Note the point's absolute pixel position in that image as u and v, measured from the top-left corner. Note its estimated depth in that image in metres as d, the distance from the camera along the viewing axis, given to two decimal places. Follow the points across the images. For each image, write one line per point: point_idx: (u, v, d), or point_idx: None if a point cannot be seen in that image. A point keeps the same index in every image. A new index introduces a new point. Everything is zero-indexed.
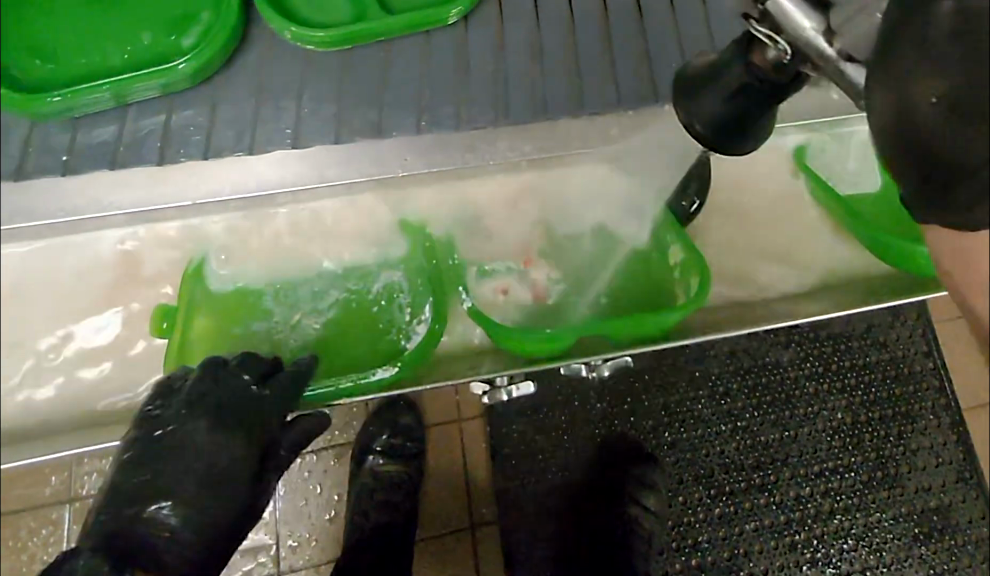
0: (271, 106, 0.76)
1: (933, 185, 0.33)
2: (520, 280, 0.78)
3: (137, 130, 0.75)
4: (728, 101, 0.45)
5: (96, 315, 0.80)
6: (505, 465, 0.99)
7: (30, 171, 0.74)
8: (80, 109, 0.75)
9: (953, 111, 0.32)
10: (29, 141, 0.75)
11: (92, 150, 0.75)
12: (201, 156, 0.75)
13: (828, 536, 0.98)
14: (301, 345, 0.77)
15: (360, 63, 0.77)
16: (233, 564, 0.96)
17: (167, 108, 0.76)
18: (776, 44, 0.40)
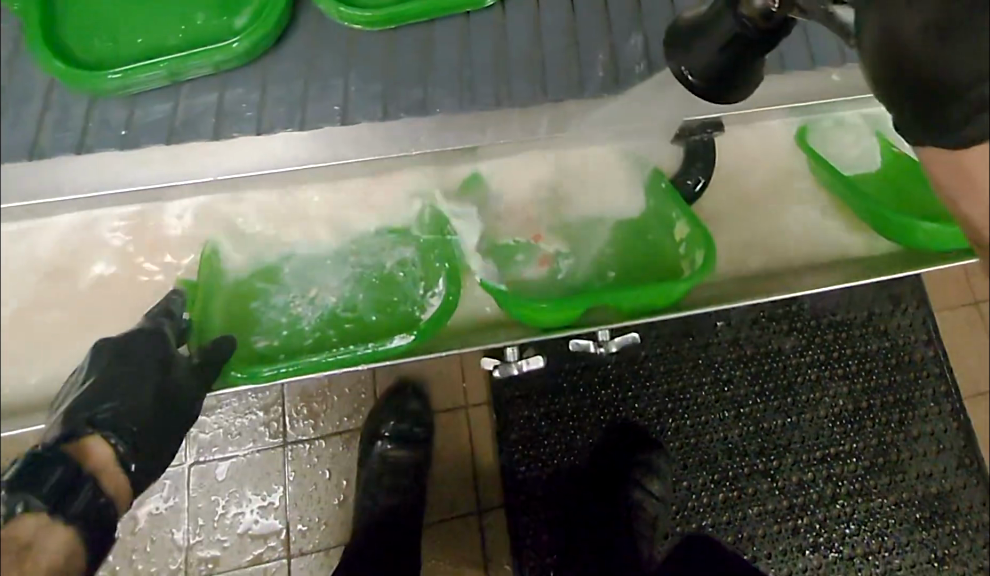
0: (319, 83, 0.73)
1: (923, 110, 0.30)
2: (530, 254, 0.81)
3: (194, 107, 0.72)
4: (722, 50, 0.46)
5: (109, 295, 0.80)
6: (510, 451, 1.00)
7: (90, 146, 0.71)
8: (135, 87, 0.71)
9: (940, 31, 0.29)
10: (89, 117, 0.71)
11: (149, 126, 0.72)
12: (254, 131, 0.72)
13: (831, 521, 0.99)
14: (318, 321, 0.79)
15: (402, 40, 0.74)
16: (244, 548, 0.97)
17: (221, 87, 0.73)
18: None
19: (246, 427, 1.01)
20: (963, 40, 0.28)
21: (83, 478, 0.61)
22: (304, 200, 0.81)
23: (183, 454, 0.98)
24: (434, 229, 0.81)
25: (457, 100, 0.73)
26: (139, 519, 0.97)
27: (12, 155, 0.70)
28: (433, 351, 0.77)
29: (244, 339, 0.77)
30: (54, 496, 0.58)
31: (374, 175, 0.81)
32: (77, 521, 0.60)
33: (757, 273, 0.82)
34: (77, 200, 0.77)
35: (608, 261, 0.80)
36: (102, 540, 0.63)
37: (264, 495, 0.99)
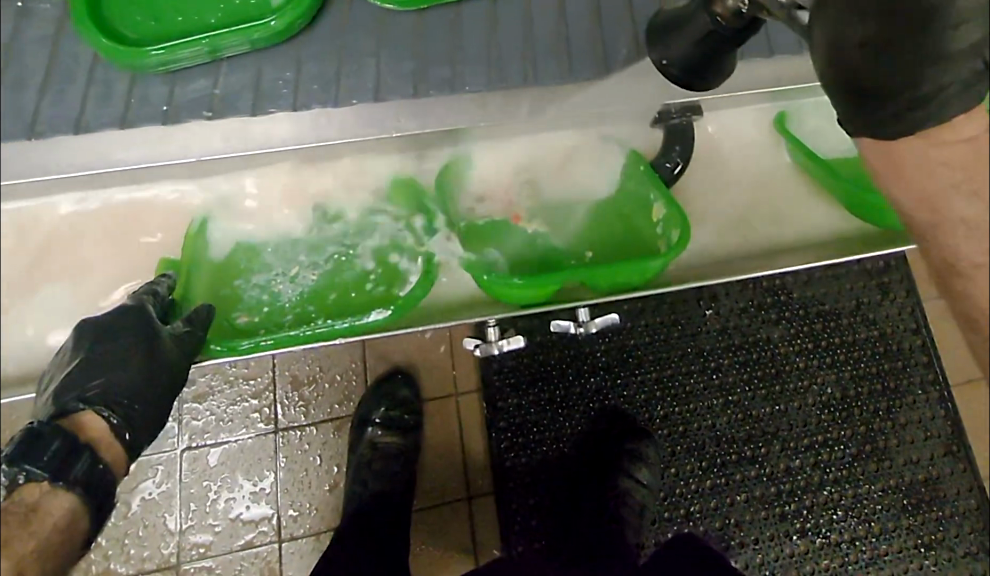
0: (352, 63, 0.71)
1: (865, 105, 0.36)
2: (509, 235, 0.82)
3: (233, 84, 0.70)
4: (696, 48, 0.55)
5: (101, 278, 0.81)
6: (499, 439, 1.00)
7: (133, 120, 0.69)
8: (176, 63, 0.69)
9: (878, 47, 0.36)
10: (131, 93, 0.69)
11: (190, 104, 0.70)
12: (290, 108, 0.70)
13: (818, 508, 1.00)
14: (297, 298, 0.81)
15: (434, 22, 0.72)
16: (235, 533, 0.98)
17: (259, 65, 0.71)
18: None
19: (238, 413, 1.02)
20: (893, 56, 0.36)
21: (80, 446, 0.58)
22: (292, 184, 0.83)
23: (176, 439, 1.00)
24: (415, 211, 0.83)
25: (488, 77, 0.70)
26: (134, 504, 0.98)
27: (57, 128, 0.68)
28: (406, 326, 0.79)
29: (224, 316, 0.79)
30: (53, 465, 0.55)
31: (360, 159, 0.82)
32: (79, 489, 0.57)
33: (724, 254, 0.87)
34: (65, 179, 0.78)
35: (584, 241, 0.83)
36: (102, 510, 0.59)
37: (255, 481, 1.00)
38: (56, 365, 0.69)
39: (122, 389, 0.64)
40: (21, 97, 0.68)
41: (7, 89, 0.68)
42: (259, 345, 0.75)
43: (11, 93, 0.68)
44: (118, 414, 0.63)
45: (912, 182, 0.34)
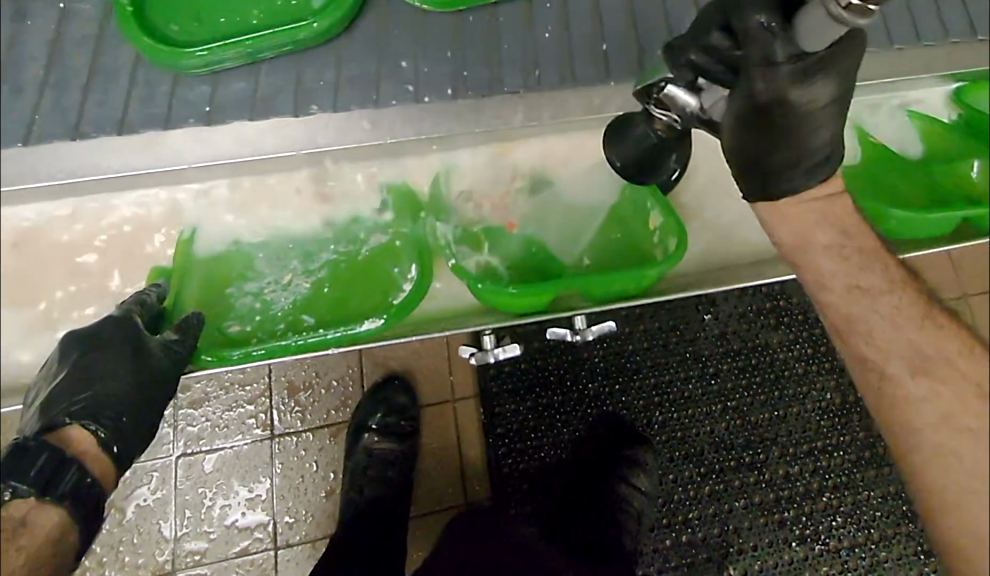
0: (393, 63, 0.75)
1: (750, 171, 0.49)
2: (503, 241, 0.82)
3: (274, 83, 0.74)
4: (646, 149, 0.64)
5: (92, 282, 0.81)
6: (497, 446, 0.99)
7: (178, 121, 0.72)
8: (218, 64, 0.73)
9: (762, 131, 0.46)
10: (173, 94, 0.73)
11: (234, 104, 0.73)
12: (330, 108, 0.74)
13: (817, 514, 0.99)
14: (291, 306, 0.80)
15: (471, 23, 0.76)
16: (230, 540, 0.97)
17: (299, 66, 0.74)
18: (667, 116, 0.57)
19: (234, 419, 1.01)
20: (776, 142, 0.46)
21: (67, 461, 0.57)
22: (288, 189, 0.82)
23: (172, 446, 0.99)
24: (411, 217, 0.82)
25: (526, 77, 0.75)
26: (128, 511, 0.97)
27: (102, 130, 0.71)
28: (398, 337, 0.78)
29: (214, 326, 0.79)
30: (40, 482, 0.55)
31: (356, 166, 0.82)
32: (68, 504, 0.57)
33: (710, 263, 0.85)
34: (60, 185, 0.77)
35: (582, 248, 0.82)
36: (91, 524, 0.60)
37: (251, 487, 0.99)
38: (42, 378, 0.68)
39: (108, 401, 0.64)
40: (64, 96, 0.72)
41: (52, 89, 0.72)
42: (249, 355, 0.74)
43: (56, 94, 0.72)
44: (107, 429, 0.62)
45: (787, 225, 0.55)
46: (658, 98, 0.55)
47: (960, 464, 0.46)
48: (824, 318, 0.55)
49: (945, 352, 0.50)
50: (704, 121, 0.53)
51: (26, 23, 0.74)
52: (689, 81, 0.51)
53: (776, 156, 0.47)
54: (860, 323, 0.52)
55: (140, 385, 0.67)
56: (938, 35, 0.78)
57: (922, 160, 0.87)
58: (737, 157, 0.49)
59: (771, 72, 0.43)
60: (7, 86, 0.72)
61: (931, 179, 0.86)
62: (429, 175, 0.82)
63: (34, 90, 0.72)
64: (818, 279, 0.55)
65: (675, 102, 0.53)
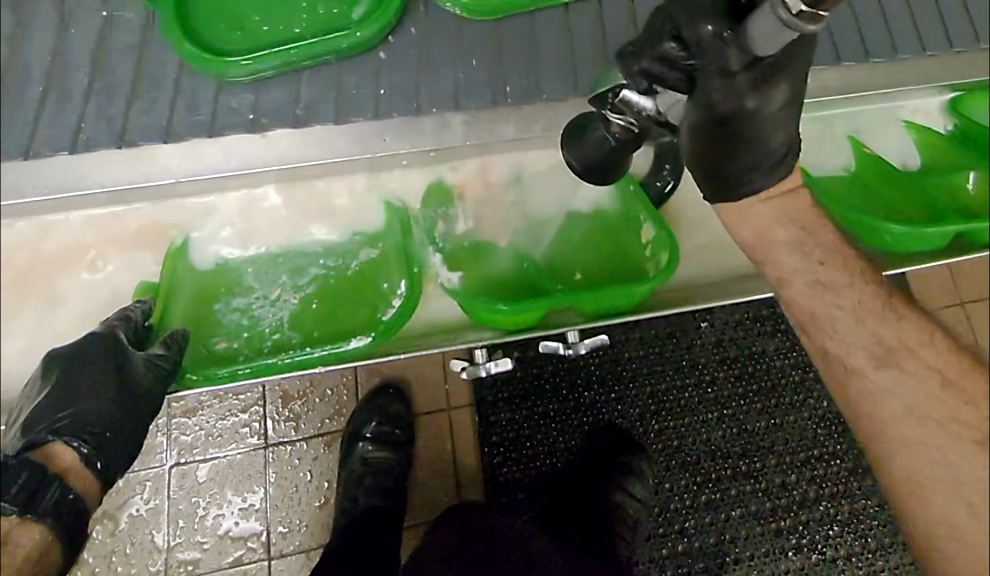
0: (430, 71, 0.76)
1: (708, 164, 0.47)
2: (495, 253, 0.81)
3: (314, 92, 0.75)
4: (605, 150, 0.54)
5: (83, 297, 0.80)
6: (493, 455, 0.99)
7: (221, 127, 0.74)
8: (262, 73, 0.74)
9: (721, 127, 0.44)
10: (218, 101, 0.74)
11: (277, 111, 0.74)
12: (371, 113, 0.75)
13: (814, 523, 0.99)
14: (276, 324, 0.79)
15: (505, 30, 0.77)
16: (223, 550, 0.96)
17: (338, 74, 0.76)
18: (625, 120, 0.50)
19: (227, 428, 1.00)
20: (738, 142, 0.44)
21: (49, 479, 0.58)
22: (282, 199, 0.81)
23: (164, 455, 0.98)
24: (398, 230, 0.82)
25: (562, 85, 0.76)
26: (121, 521, 0.96)
27: (148, 132, 0.72)
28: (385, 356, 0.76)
29: (201, 341, 0.78)
30: (22, 498, 0.56)
31: (349, 178, 0.81)
32: (50, 521, 0.57)
33: (703, 279, 0.83)
34: (52, 200, 0.76)
35: (576, 262, 0.82)
36: (78, 538, 0.61)
37: (245, 497, 0.98)
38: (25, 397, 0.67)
39: (90, 417, 0.64)
40: (110, 103, 0.73)
41: (98, 96, 0.73)
42: (236, 373, 0.74)
43: (102, 99, 0.73)
44: (89, 444, 0.63)
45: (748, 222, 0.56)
46: (612, 103, 0.50)
47: (925, 451, 0.48)
48: (791, 313, 0.57)
49: (908, 342, 0.52)
50: (660, 121, 0.49)
51: (70, 30, 0.75)
52: (643, 91, 0.46)
53: (731, 161, 0.46)
54: (824, 317, 0.55)
55: (123, 403, 0.67)
56: (916, 50, 0.79)
57: (919, 171, 0.87)
58: (694, 157, 0.48)
59: (729, 81, 0.41)
60: (53, 94, 0.72)
61: (927, 190, 0.85)
62: (422, 186, 0.82)
63: (79, 98, 0.73)
64: (786, 275, 0.56)
65: (631, 105, 0.49)
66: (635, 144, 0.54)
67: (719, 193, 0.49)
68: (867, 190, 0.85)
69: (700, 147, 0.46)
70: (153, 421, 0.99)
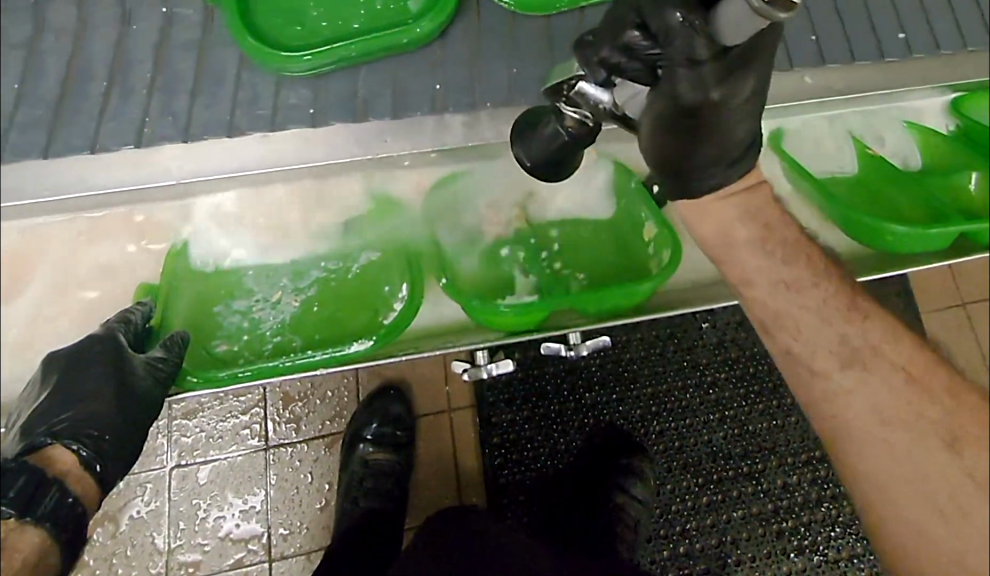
0: (484, 69, 0.78)
1: (670, 166, 0.47)
2: (496, 253, 0.82)
3: (373, 87, 0.77)
4: (556, 147, 0.51)
5: (88, 302, 0.79)
6: (494, 457, 0.98)
7: (283, 122, 0.76)
8: (325, 67, 0.76)
9: (687, 120, 0.42)
10: (278, 97, 0.76)
11: (336, 105, 0.77)
12: (427, 108, 0.77)
13: (816, 524, 0.98)
14: (280, 326, 0.79)
15: (557, 28, 0.80)
16: (224, 551, 0.96)
17: (393, 71, 0.78)
18: (579, 112, 0.47)
19: (228, 430, 0.99)
20: (703, 140, 0.44)
21: (49, 482, 0.58)
22: (285, 199, 0.81)
23: (165, 457, 0.98)
24: (401, 231, 0.81)
25: None
26: (122, 523, 0.96)
27: (214, 130, 0.75)
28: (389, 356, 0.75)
29: (200, 345, 0.78)
30: (20, 502, 0.56)
31: (350, 179, 0.81)
32: (47, 525, 0.57)
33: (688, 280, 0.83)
34: (49, 202, 0.76)
35: (577, 263, 0.82)
36: (74, 544, 0.60)
37: (245, 499, 0.97)
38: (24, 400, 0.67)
39: (89, 420, 0.64)
40: (172, 99, 0.76)
41: (160, 92, 0.76)
42: (236, 375, 0.73)
43: (164, 96, 0.76)
44: (88, 447, 0.63)
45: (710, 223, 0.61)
46: (567, 95, 0.46)
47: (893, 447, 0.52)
48: (753, 314, 0.63)
49: (870, 342, 0.59)
50: (619, 117, 0.47)
51: (131, 27, 0.78)
52: (601, 81, 0.43)
53: (694, 160, 0.46)
54: (786, 317, 0.61)
55: (122, 405, 0.66)
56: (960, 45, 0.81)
57: (922, 172, 0.86)
58: (655, 156, 0.47)
59: (695, 71, 0.40)
60: (116, 90, 0.75)
61: (929, 191, 0.84)
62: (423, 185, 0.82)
63: (142, 93, 0.76)
64: (748, 277, 0.62)
65: (588, 99, 0.45)
66: (590, 140, 0.51)
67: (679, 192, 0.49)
68: (868, 191, 0.85)
69: (659, 145, 0.45)
70: (154, 423, 0.99)
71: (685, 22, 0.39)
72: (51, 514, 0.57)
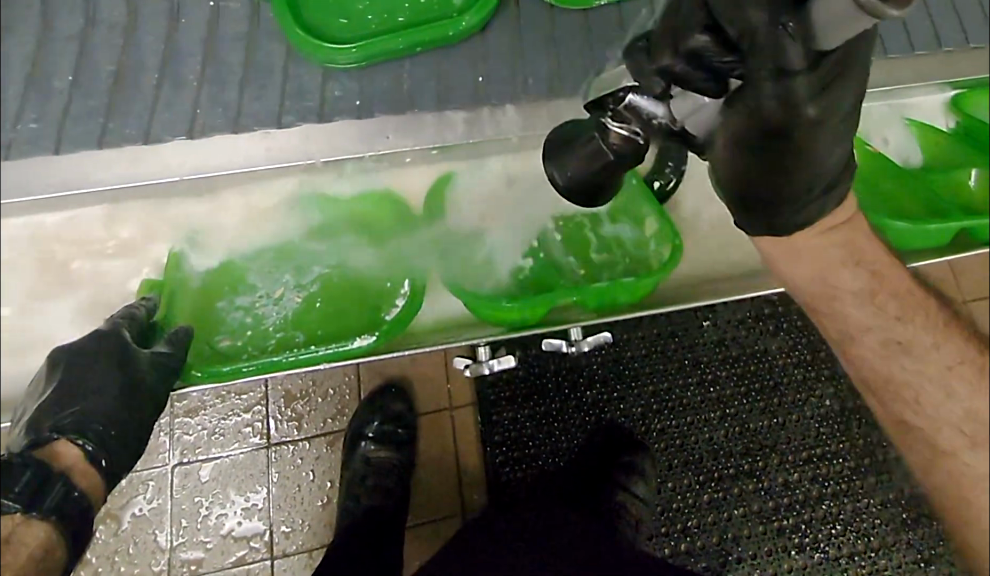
0: (526, 60, 0.78)
1: (750, 194, 0.43)
2: (496, 249, 0.82)
3: (418, 80, 0.77)
4: (598, 168, 0.44)
5: (91, 297, 0.80)
6: (494, 454, 0.98)
7: (331, 114, 0.76)
8: (373, 58, 0.76)
9: (770, 141, 0.38)
10: (324, 88, 0.76)
11: (382, 96, 0.77)
12: (472, 102, 0.78)
13: (817, 522, 0.98)
14: (282, 321, 0.79)
15: (597, 21, 0.79)
16: (227, 549, 0.96)
17: (436, 64, 0.78)
18: (630, 129, 0.42)
19: (230, 428, 1.00)
20: (789, 165, 0.40)
21: (52, 476, 0.58)
22: (286, 197, 0.81)
23: (167, 455, 0.98)
24: (402, 228, 0.82)
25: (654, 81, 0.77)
26: (124, 520, 0.96)
27: (262, 121, 0.75)
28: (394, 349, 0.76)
29: (204, 340, 0.78)
30: (26, 495, 0.56)
31: (345, 177, 0.82)
32: (53, 519, 0.57)
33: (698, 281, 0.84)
34: (52, 199, 0.77)
35: (579, 257, 0.82)
36: (80, 536, 0.60)
37: (247, 497, 0.98)
38: (30, 394, 0.68)
39: (95, 416, 0.64)
40: (223, 91, 0.75)
41: (209, 84, 0.75)
42: (240, 370, 0.74)
43: (215, 89, 0.75)
44: (94, 442, 0.63)
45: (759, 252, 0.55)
46: (615, 109, 0.41)
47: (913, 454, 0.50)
48: None
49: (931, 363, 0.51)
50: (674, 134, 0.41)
51: (182, 21, 0.76)
52: (658, 93, 0.40)
53: (781, 189, 0.41)
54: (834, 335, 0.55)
55: (126, 401, 0.67)
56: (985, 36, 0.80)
57: (922, 169, 0.87)
58: (731, 179, 0.43)
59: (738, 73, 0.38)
60: (167, 81, 0.75)
61: (930, 186, 0.84)
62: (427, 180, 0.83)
63: (193, 86, 0.75)
64: (853, 331, 0.54)
65: (639, 113, 0.41)
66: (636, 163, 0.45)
67: (757, 221, 0.45)
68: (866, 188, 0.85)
69: (738, 166, 0.41)
70: (156, 421, 0.99)
71: (773, 22, 0.35)
72: (58, 508, 0.58)
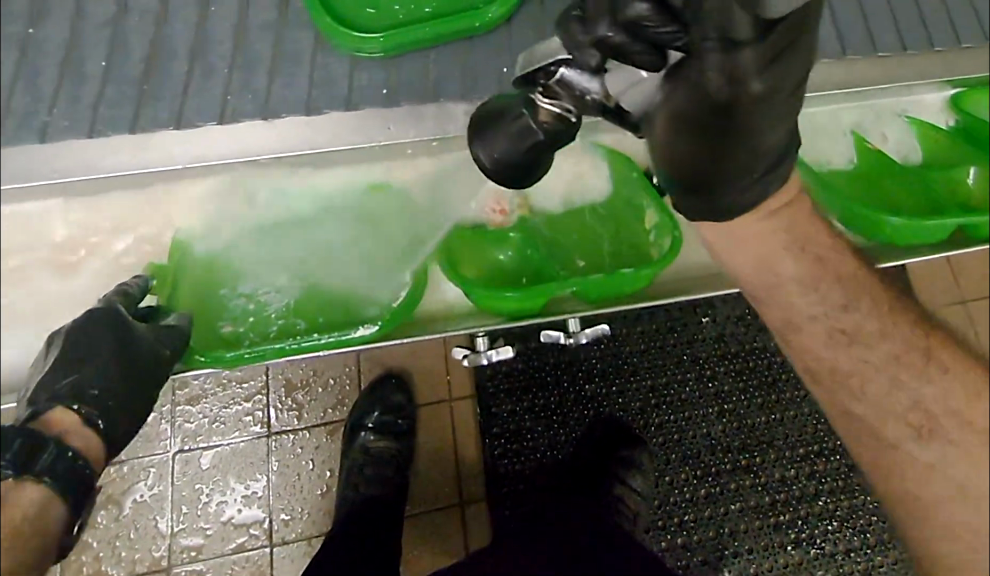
0: None
1: (696, 180, 0.42)
2: (495, 241, 0.82)
3: (442, 68, 0.81)
4: (525, 146, 0.46)
5: (94, 285, 0.80)
6: (494, 446, 0.99)
7: (358, 102, 0.80)
8: (402, 47, 0.80)
9: (722, 114, 0.38)
10: (352, 77, 0.81)
11: (407, 85, 0.81)
12: (496, 88, 0.81)
13: (812, 518, 0.99)
14: (284, 309, 0.80)
15: None
16: (227, 535, 0.97)
17: (460, 57, 0.82)
18: (561, 106, 0.43)
19: (231, 416, 1.00)
20: (735, 143, 0.40)
21: (44, 440, 0.60)
22: (288, 187, 0.82)
23: (168, 442, 0.99)
24: (405, 221, 0.83)
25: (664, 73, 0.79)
26: (124, 506, 0.97)
27: (293, 103, 0.79)
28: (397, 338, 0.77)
29: (210, 326, 0.79)
30: (19, 461, 0.58)
31: (348, 168, 0.82)
32: (45, 481, 0.59)
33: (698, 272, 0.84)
34: (55, 185, 0.78)
35: (578, 249, 0.83)
36: (79, 499, 0.62)
37: (247, 484, 0.99)
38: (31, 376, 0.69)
39: (94, 389, 0.65)
40: (252, 78, 0.80)
41: (241, 71, 0.80)
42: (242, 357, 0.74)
43: (245, 76, 0.80)
44: (89, 407, 0.65)
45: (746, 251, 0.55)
46: (544, 84, 0.42)
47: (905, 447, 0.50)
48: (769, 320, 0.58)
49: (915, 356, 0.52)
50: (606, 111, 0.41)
51: (212, 9, 0.82)
52: (591, 68, 0.39)
53: (728, 172, 0.41)
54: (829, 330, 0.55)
55: (122, 376, 0.67)
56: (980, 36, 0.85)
57: (921, 166, 0.87)
58: (669, 163, 0.42)
59: None
60: (197, 69, 0.80)
61: (928, 184, 0.85)
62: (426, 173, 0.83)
63: (221, 74, 0.80)
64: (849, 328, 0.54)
65: (571, 88, 0.41)
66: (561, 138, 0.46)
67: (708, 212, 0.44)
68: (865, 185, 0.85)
69: (681, 149, 0.41)
70: (157, 407, 1.00)
71: None
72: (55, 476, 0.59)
